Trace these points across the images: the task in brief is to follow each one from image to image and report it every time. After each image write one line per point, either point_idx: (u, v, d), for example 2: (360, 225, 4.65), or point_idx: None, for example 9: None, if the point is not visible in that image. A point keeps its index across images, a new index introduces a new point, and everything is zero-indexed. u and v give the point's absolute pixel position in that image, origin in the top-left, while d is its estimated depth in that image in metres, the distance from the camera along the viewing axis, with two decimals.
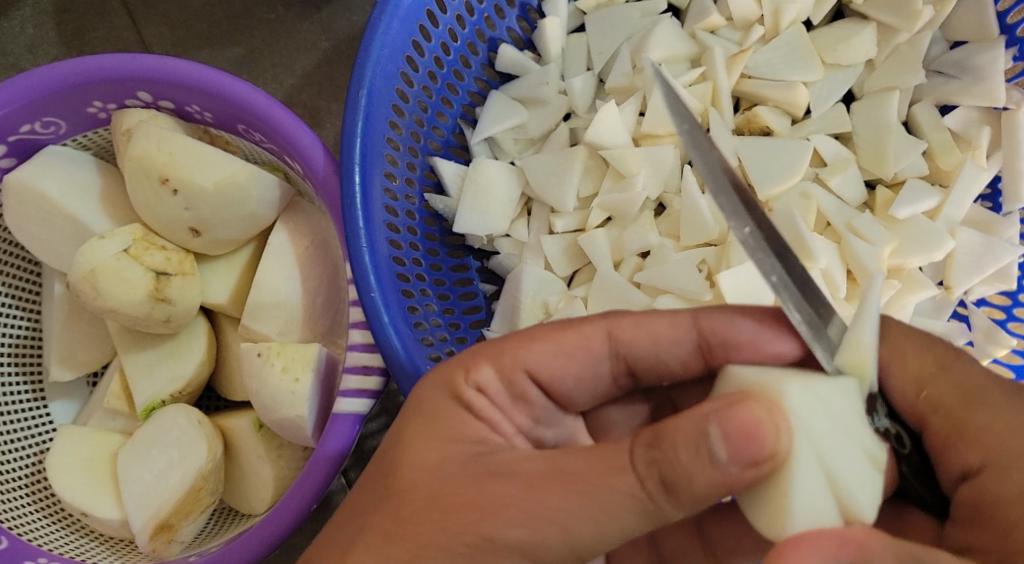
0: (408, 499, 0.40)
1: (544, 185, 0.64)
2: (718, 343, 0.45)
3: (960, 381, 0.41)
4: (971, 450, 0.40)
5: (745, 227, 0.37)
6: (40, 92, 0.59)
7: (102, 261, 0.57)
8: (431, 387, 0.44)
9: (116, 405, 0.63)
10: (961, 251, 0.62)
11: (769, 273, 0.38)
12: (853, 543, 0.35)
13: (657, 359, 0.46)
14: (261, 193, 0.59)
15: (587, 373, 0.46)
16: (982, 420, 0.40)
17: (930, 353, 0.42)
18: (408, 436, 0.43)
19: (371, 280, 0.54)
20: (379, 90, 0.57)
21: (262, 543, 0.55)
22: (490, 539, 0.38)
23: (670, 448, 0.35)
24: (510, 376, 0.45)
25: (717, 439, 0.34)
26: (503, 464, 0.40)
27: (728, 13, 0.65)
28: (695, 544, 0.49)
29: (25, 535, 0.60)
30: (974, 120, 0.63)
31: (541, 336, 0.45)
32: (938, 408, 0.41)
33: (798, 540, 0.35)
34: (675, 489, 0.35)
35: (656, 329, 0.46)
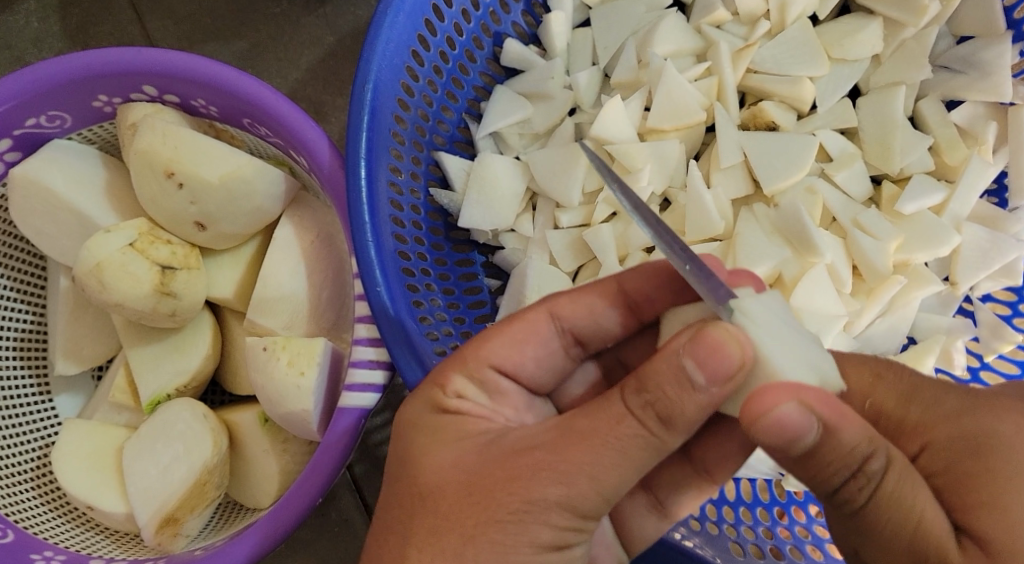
0: (442, 498, 0.40)
1: (549, 180, 0.64)
2: (643, 298, 0.48)
3: (898, 383, 0.42)
4: (911, 442, 0.42)
5: (687, 263, 0.40)
6: (45, 86, 0.59)
7: (107, 255, 0.57)
8: (415, 408, 0.45)
9: (121, 399, 0.63)
10: (967, 247, 0.62)
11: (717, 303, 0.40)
12: (839, 406, 0.36)
13: (597, 327, 0.48)
14: (267, 187, 0.59)
15: (544, 355, 0.47)
16: (921, 414, 0.41)
17: (867, 363, 0.43)
18: (416, 448, 0.43)
19: (376, 274, 0.54)
20: (385, 84, 0.57)
21: (270, 537, 0.55)
22: (534, 502, 0.38)
23: (655, 389, 0.37)
24: (479, 376, 0.45)
25: (693, 368, 0.36)
26: (514, 440, 0.41)
27: (734, 8, 0.64)
28: (688, 467, 0.52)
29: (31, 528, 0.60)
30: (980, 116, 0.63)
31: (494, 334, 0.46)
32: (880, 415, 0.42)
33: (781, 384, 0.36)
34: (671, 420, 0.37)
35: (590, 301, 0.47)
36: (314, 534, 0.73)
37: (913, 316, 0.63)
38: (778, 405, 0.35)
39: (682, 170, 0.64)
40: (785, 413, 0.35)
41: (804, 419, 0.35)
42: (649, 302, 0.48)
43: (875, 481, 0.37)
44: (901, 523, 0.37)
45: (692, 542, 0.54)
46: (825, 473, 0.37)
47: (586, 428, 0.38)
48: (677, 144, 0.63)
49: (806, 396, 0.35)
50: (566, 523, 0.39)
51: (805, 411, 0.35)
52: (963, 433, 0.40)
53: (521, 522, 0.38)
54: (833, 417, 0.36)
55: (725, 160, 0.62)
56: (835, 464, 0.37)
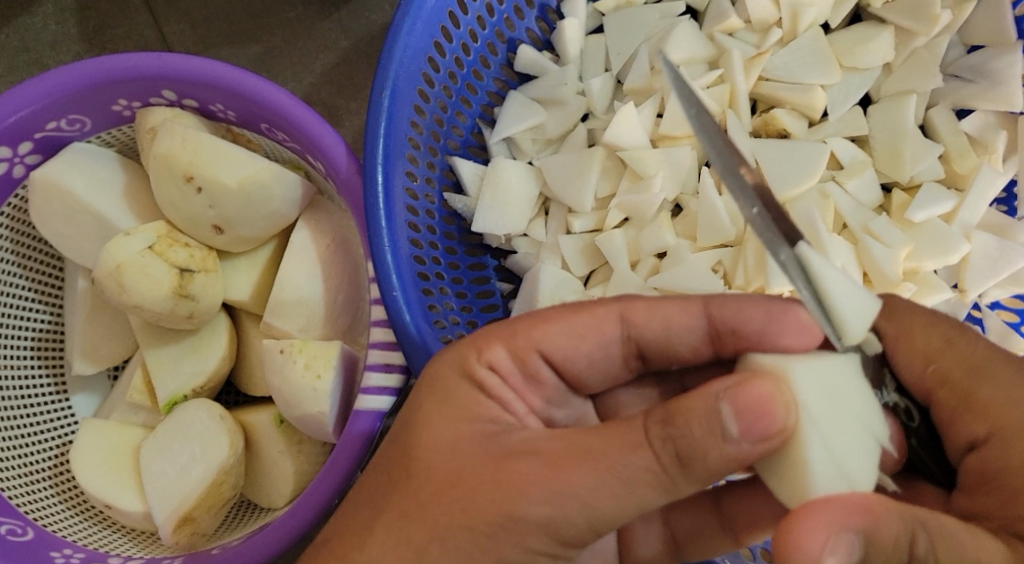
0: (425, 483, 0.41)
1: (562, 187, 0.64)
2: (729, 329, 0.46)
3: (968, 354, 0.44)
4: (979, 421, 0.42)
5: (754, 206, 0.38)
6: (67, 90, 0.60)
7: (126, 257, 0.58)
8: (444, 363, 0.45)
9: (138, 399, 0.64)
10: (976, 255, 0.62)
11: (777, 252, 0.38)
12: (863, 508, 0.36)
13: (667, 343, 0.47)
14: (284, 192, 0.60)
15: (598, 355, 0.47)
16: (987, 394, 0.42)
17: (936, 330, 0.44)
18: (423, 415, 0.43)
19: (393, 279, 0.55)
20: (403, 89, 0.57)
21: (278, 540, 0.56)
22: (513, 518, 0.39)
23: (682, 426, 0.37)
24: (523, 356, 0.46)
25: (729, 416, 0.37)
26: (515, 443, 0.41)
27: (746, 16, 0.65)
28: (714, 520, 0.51)
29: (49, 526, 0.61)
30: (990, 124, 0.63)
31: (555, 317, 0.46)
32: (945, 382, 0.44)
33: (807, 512, 0.36)
34: (689, 462, 0.37)
35: (669, 316, 0.47)
36: None
37: None
38: (819, 544, 0.35)
39: (694, 177, 0.64)
40: (829, 547, 0.35)
41: (847, 539, 0.35)
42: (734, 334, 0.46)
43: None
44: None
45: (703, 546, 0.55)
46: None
47: (591, 446, 0.39)
48: (690, 151, 0.64)
49: (833, 518, 0.36)
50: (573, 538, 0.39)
51: (844, 534, 0.35)
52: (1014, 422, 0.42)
53: (490, 536, 0.39)
54: (866, 522, 0.36)
55: (737, 167, 0.62)
56: (887, 561, 0.36)
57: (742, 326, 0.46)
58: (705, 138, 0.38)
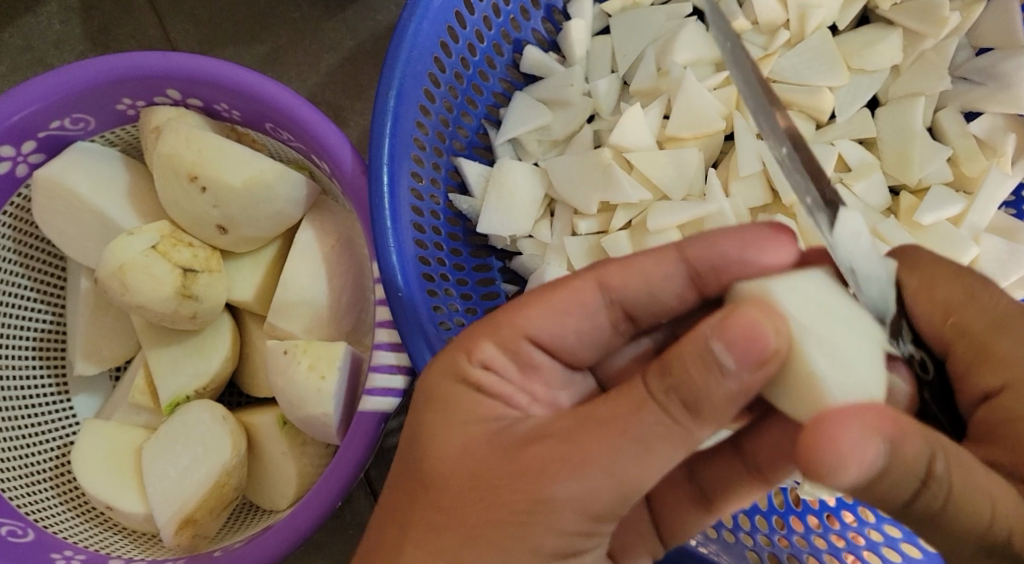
0: (444, 488, 0.41)
1: (569, 188, 0.64)
2: (708, 268, 0.45)
3: (989, 308, 0.42)
4: (994, 373, 0.41)
5: (783, 146, 0.41)
6: (71, 89, 0.60)
7: (130, 257, 0.57)
8: (438, 374, 0.44)
9: (140, 400, 0.64)
10: (985, 258, 0.62)
11: (805, 194, 0.41)
12: (892, 420, 0.33)
13: (652, 299, 0.46)
14: (288, 192, 0.60)
15: (586, 327, 0.46)
16: (1005, 348, 0.41)
17: (958, 283, 0.43)
18: (428, 426, 0.43)
19: (398, 280, 0.55)
20: (409, 90, 0.57)
21: (289, 538, 0.55)
22: (542, 503, 0.38)
23: (680, 373, 0.36)
24: (514, 346, 0.45)
25: (721, 350, 0.35)
26: (525, 432, 0.41)
27: (754, 17, 0.64)
28: (739, 464, 0.49)
29: (50, 527, 0.60)
30: (999, 127, 0.63)
31: (534, 302, 0.45)
32: (964, 334, 0.42)
33: (838, 416, 0.33)
34: (697, 407, 0.36)
35: (645, 269, 0.46)
36: (329, 536, 0.74)
37: None
38: (845, 440, 0.32)
39: (701, 179, 0.64)
40: (856, 446, 0.32)
41: (874, 446, 0.32)
42: (715, 272, 0.45)
43: (948, 486, 0.35)
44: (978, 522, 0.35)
45: (707, 549, 0.57)
46: (899, 493, 0.34)
47: (604, 413, 0.39)
48: (696, 153, 0.63)
49: (865, 420, 0.33)
50: (567, 543, 0.39)
51: (871, 438, 0.32)
52: None
53: (528, 529, 0.38)
54: (895, 434, 0.33)
55: (744, 169, 0.62)
56: (908, 482, 0.34)
57: (721, 262, 0.44)
58: (738, 70, 0.42)
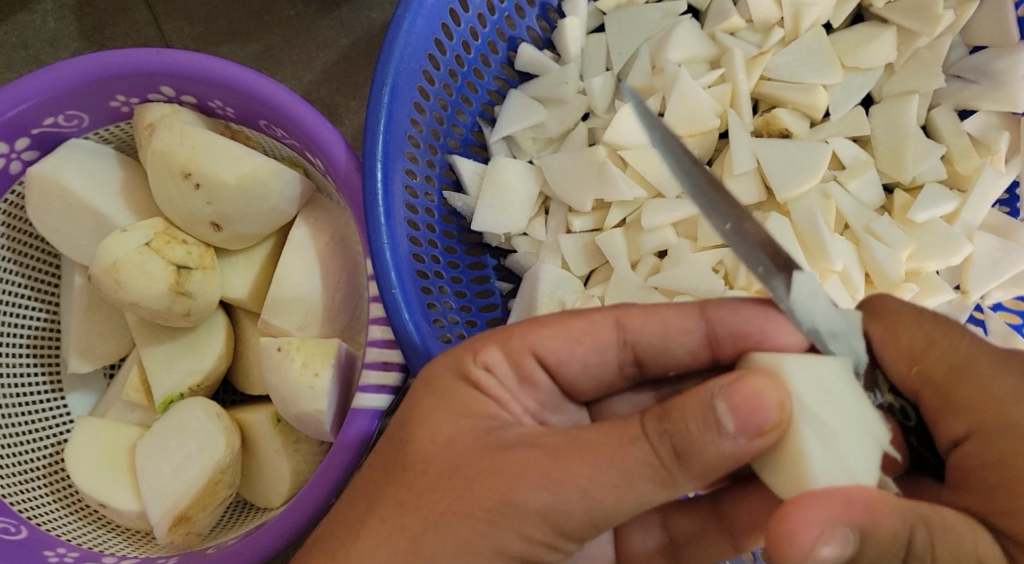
0: (422, 472, 0.41)
1: (562, 186, 0.64)
2: (728, 332, 0.45)
3: (951, 353, 0.42)
4: (958, 421, 0.41)
5: (727, 222, 0.40)
6: (65, 86, 0.60)
7: (124, 254, 0.57)
8: (442, 365, 0.45)
9: (133, 398, 0.63)
10: (978, 256, 0.62)
11: (754, 265, 0.40)
12: (860, 504, 0.35)
13: (664, 349, 0.47)
14: (282, 188, 0.60)
15: (593, 360, 0.47)
16: (967, 392, 0.41)
17: (920, 329, 0.43)
18: (420, 412, 0.43)
19: (391, 276, 0.55)
20: (403, 86, 0.57)
21: (279, 536, 0.55)
22: (514, 505, 0.38)
23: (678, 421, 0.37)
24: (518, 358, 0.45)
25: (724, 411, 0.36)
26: (512, 437, 0.41)
27: (748, 15, 0.65)
28: (712, 521, 0.50)
29: (44, 525, 0.60)
30: (993, 125, 0.63)
31: (552, 323, 0.46)
32: (929, 382, 0.42)
33: (802, 503, 0.35)
34: (686, 456, 0.37)
35: (667, 319, 0.46)
36: None
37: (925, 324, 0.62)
38: (812, 536, 0.34)
39: (696, 177, 0.64)
40: (824, 540, 0.34)
41: (840, 532, 0.34)
42: (734, 338, 0.45)
43: (929, 557, 0.37)
44: None
45: None
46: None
47: (596, 439, 0.39)
48: None
49: (827, 509, 0.35)
50: (542, 537, 0.39)
51: (838, 526, 0.34)
52: (994, 417, 0.41)
53: (489, 524, 0.38)
54: (861, 517, 0.35)
55: (738, 167, 0.62)
56: (887, 558, 0.36)
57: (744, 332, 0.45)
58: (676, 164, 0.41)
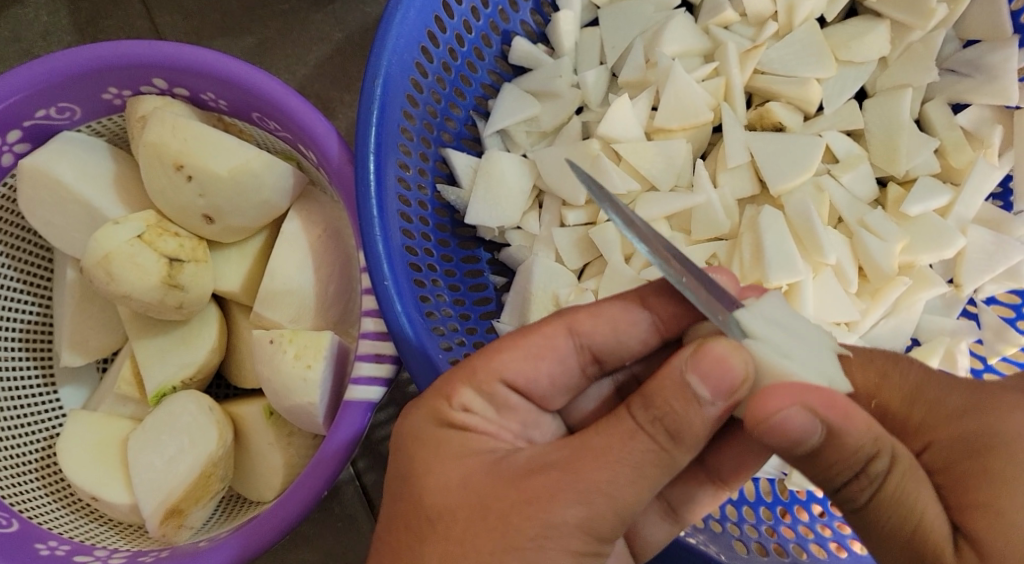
0: (454, 521, 0.40)
1: (556, 179, 0.64)
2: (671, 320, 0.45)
3: (901, 384, 0.43)
4: (913, 441, 0.42)
5: (683, 276, 0.42)
6: (57, 78, 0.60)
7: (115, 246, 0.57)
8: (418, 420, 0.45)
9: (126, 391, 0.63)
10: (971, 249, 0.62)
11: (715, 312, 0.42)
12: (843, 409, 0.37)
13: (618, 344, 0.46)
14: (275, 180, 0.59)
15: (559, 372, 0.46)
16: (920, 416, 0.42)
17: (871, 366, 0.43)
18: (423, 468, 0.43)
19: (384, 268, 0.54)
20: (396, 78, 0.57)
21: (277, 526, 0.55)
22: (553, 525, 0.38)
23: (662, 405, 0.38)
24: (488, 389, 0.44)
25: (697, 383, 0.38)
26: (523, 462, 0.41)
27: (742, 9, 0.65)
28: (702, 474, 0.52)
29: (36, 518, 0.60)
30: (986, 119, 0.63)
31: (508, 346, 0.45)
32: (887, 413, 0.43)
33: (786, 385, 0.37)
34: (680, 435, 0.38)
35: (613, 317, 0.46)
36: (317, 527, 0.74)
37: (917, 317, 0.63)
38: (780, 404, 0.36)
39: (689, 170, 0.64)
40: (787, 415, 0.36)
41: (809, 421, 0.37)
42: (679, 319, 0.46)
43: (878, 481, 0.38)
44: (901, 523, 0.39)
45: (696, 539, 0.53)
46: (828, 471, 0.39)
47: (598, 444, 0.39)
48: (684, 144, 0.63)
49: (808, 397, 0.37)
50: (584, 548, 0.39)
51: (808, 413, 0.37)
52: (951, 433, 0.41)
53: (539, 549, 0.38)
54: (838, 420, 0.37)
55: (732, 159, 0.62)
56: (840, 464, 0.38)
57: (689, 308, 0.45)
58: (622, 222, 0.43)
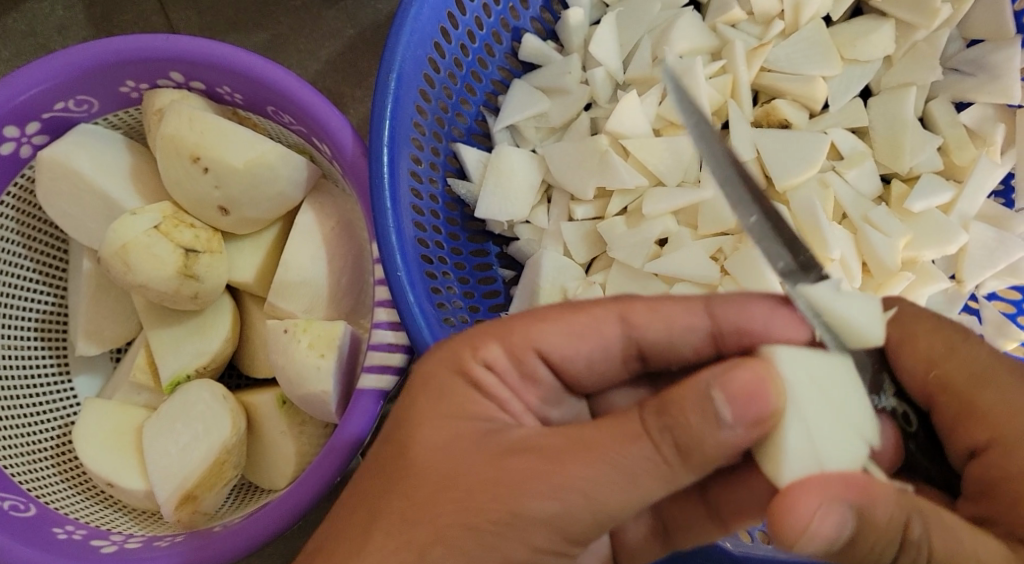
0: (423, 482, 0.41)
1: (565, 174, 0.65)
2: (731, 329, 0.46)
3: (969, 362, 0.44)
4: (980, 429, 0.43)
5: (752, 215, 0.40)
6: (76, 71, 0.61)
7: (133, 237, 0.58)
8: (437, 363, 0.45)
9: (141, 379, 0.64)
10: (974, 246, 0.63)
11: (776, 261, 0.41)
12: (860, 486, 0.37)
13: (669, 344, 0.47)
14: (290, 173, 0.61)
15: (598, 356, 0.47)
16: (988, 400, 0.43)
17: (939, 336, 0.45)
18: (417, 414, 0.43)
19: (397, 260, 0.55)
20: (409, 74, 0.58)
21: (285, 515, 0.56)
22: (518, 514, 0.39)
23: (677, 414, 0.37)
24: (521, 354, 0.46)
25: (722, 402, 0.37)
26: (512, 440, 0.41)
27: (749, 8, 0.66)
28: (702, 510, 0.50)
29: (52, 504, 0.61)
30: (989, 117, 0.64)
31: (554, 318, 0.46)
32: (947, 387, 0.44)
33: (800, 487, 0.36)
34: (687, 449, 0.37)
35: (671, 316, 0.47)
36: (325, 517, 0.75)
37: None
38: (813, 510, 0.35)
39: (696, 166, 0.65)
40: (824, 518, 0.35)
41: (841, 514, 0.36)
42: (738, 331, 0.46)
43: (925, 548, 0.38)
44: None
45: None
46: (868, 554, 0.38)
47: (592, 438, 0.39)
48: (691, 141, 0.64)
49: (829, 489, 0.36)
50: (545, 545, 0.39)
51: (838, 505, 0.36)
52: (1013, 428, 0.42)
53: (498, 534, 0.39)
54: (860, 497, 0.37)
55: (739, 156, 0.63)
56: (879, 542, 0.37)
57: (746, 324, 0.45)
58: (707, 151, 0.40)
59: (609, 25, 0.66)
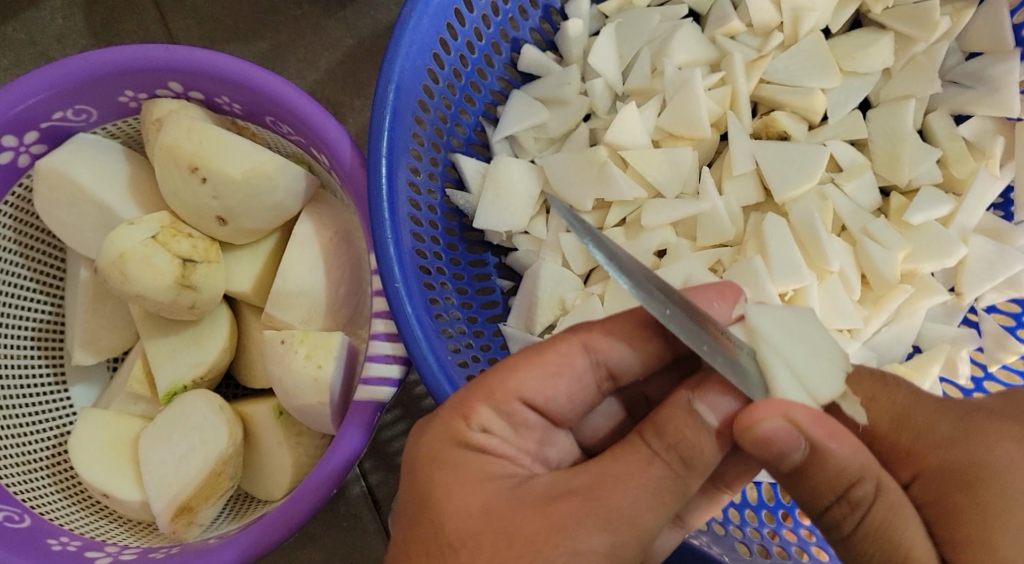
0: (477, 548, 0.40)
1: (564, 186, 0.64)
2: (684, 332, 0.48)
3: (891, 406, 0.43)
4: (905, 468, 0.43)
5: (668, 308, 0.40)
6: (74, 81, 0.61)
7: (131, 247, 0.58)
8: (435, 436, 0.45)
9: (138, 389, 0.64)
10: (973, 259, 0.63)
11: (699, 342, 0.40)
12: (830, 427, 0.38)
13: (636, 362, 0.47)
14: (289, 183, 0.60)
15: (576, 390, 0.47)
16: (907, 442, 0.43)
17: (860, 386, 0.43)
18: (439, 489, 0.43)
19: (395, 271, 0.55)
20: (408, 84, 0.58)
21: (280, 528, 0.55)
22: (578, 552, 0.38)
23: (676, 433, 0.40)
24: (507, 407, 0.45)
25: (705, 412, 0.40)
26: (542, 489, 0.42)
27: (748, 20, 0.66)
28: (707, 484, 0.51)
29: (47, 514, 0.61)
30: (988, 130, 0.64)
31: (524, 365, 0.45)
32: (875, 439, 0.43)
33: (771, 400, 0.39)
34: (692, 461, 0.40)
35: (628, 331, 0.47)
36: (322, 528, 0.75)
37: (918, 325, 0.64)
38: (767, 418, 0.38)
39: (694, 178, 0.65)
40: (771, 428, 0.38)
41: (793, 437, 0.38)
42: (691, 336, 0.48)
43: (865, 506, 0.39)
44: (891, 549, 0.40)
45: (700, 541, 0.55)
46: (814, 491, 0.40)
47: (618, 470, 0.40)
48: (690, 152, 0.64)
49: (796, 411, 0.39)
50: None
51: (795, 428, 0.38)
52: (939, 464, 0.42)
53: None
54: (824, 438, 0.38)
55: (737, 168, 0.63)
56: (823, 485, 0.39)
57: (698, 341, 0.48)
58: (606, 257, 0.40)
59: (609, 36, 0.66)
